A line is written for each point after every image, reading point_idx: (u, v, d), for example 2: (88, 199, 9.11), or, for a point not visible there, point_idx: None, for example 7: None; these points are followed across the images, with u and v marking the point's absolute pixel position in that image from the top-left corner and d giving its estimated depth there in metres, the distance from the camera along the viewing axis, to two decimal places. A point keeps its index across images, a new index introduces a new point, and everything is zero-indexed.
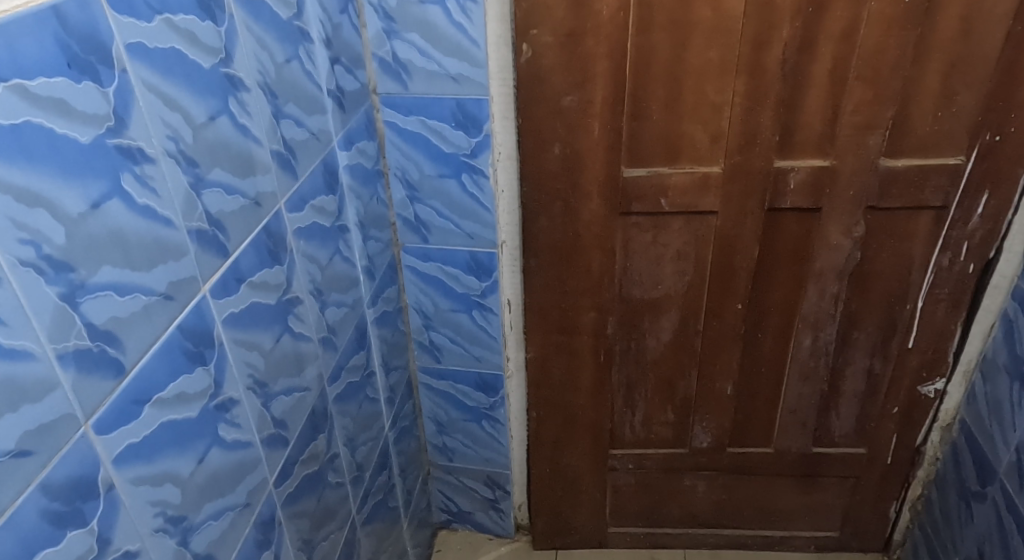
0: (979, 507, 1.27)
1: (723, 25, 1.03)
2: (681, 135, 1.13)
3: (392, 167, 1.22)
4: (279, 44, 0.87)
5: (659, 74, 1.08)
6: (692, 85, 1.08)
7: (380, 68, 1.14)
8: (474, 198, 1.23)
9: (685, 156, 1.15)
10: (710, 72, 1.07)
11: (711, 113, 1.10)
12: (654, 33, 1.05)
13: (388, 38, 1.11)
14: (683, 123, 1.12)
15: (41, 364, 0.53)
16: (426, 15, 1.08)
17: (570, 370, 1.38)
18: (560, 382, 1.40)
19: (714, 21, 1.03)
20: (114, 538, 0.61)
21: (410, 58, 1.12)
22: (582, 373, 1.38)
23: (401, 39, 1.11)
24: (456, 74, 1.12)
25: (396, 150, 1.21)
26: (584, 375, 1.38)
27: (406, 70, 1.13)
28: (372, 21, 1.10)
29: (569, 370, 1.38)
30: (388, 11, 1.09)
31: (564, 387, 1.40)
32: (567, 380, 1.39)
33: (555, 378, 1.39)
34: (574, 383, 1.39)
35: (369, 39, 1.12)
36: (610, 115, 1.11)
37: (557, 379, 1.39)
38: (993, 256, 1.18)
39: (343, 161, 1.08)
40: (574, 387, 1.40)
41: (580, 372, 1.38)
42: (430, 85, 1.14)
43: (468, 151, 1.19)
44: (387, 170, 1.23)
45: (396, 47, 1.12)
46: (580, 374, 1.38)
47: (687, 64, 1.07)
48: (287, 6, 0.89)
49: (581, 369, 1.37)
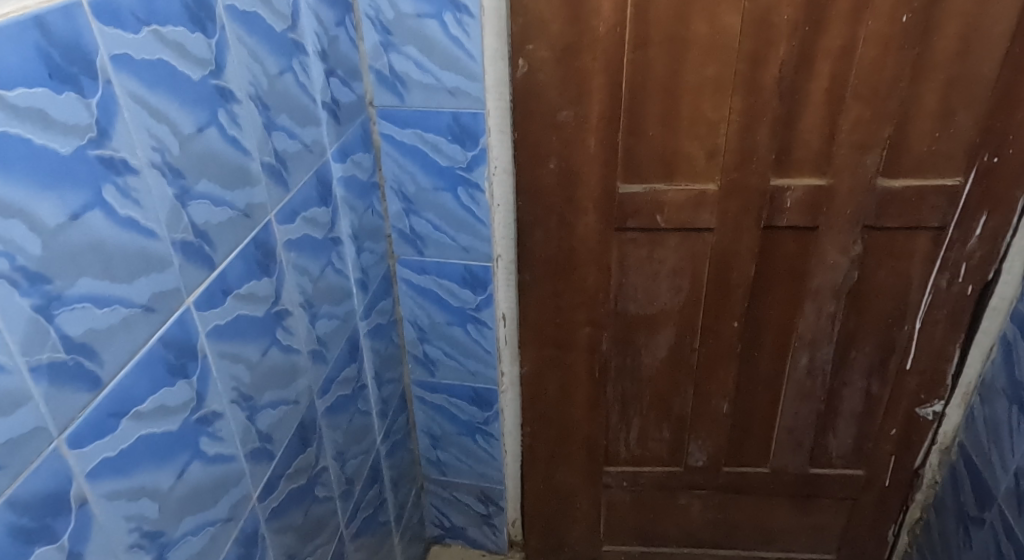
0: (977, 533, 1.25)
1: (719, 42, 1.03)
2: (677, 151, 1.13)
3: (388, 180, 1.23)
4: (272, 56, 0.87)
5: (655, 90, 1.08)
6: (688, 100, 1.08)
7: (377, 80, 1.15)
8: (469, 211, 1.23)
9: (681, 173, 1.14)
10: (706, 89, 1.07)
11: (707, 129, 1.10)
12: (650, 49, 1.05)
13: (385, 51, 1.13)
14: (679, 139, 1.11)
15: (12, 377, 0.53)
16: (423, 28, 1.10)
17: (563, 388, 1.38)
18: (554, 399, 1.39)
19: (711, 38, 1.03)
20: (86, 553, 0.60)
21: (406, 71, 1.13)
22: (576, 391, 1.38)
23: (398, 52, 1.12)
24: (453, 87, 1.13)
25: (392, 163, 1.22)
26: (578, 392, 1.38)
27: (402, 83, 1.15)
28: (369, 34, 1.12)
29: (563, 387, 1.37)
30: (385, 24, 1.10)
31: (558, 403, 1.40)
32: (562, 397, 1.39)
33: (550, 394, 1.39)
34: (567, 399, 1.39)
35: (366, 51, 1.13)
36: (606, 131, 1.12)
37: (549, 395, 1.39)
38: (992, 277, 1.16)
39: (338, 173, 1.08)
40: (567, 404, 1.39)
41: (575, 391, 1.37)
42: (426, 98, 1.15)
43: (463, 164, 1.20)
44: (384, 182, 1.23)
45: (393, 60, 1.13)
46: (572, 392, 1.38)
47: (684, 81, 1.07)
48: (281, 18, 0.89)
49: (575, 388, 1.37)
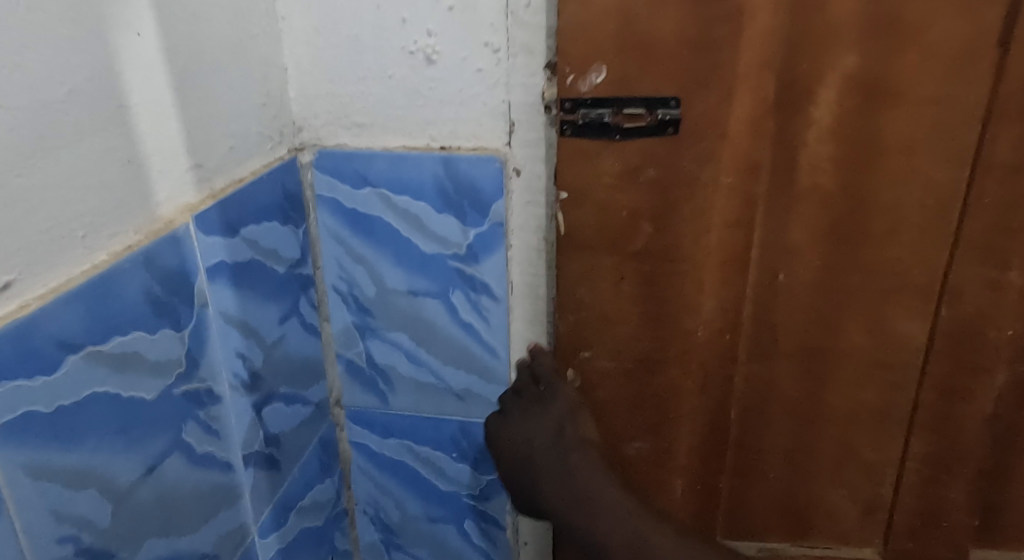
0: None
1: (888, 361, 0.63)
2: (814, 504, 0.70)
3: (360, 502, 0.83)
4: (127, 452, 0.48)
5: (780, 420, 0.67)
6: (835, 435, 0.67)
7: (348, 373, 0.77)
8: (483, 551, 0.82)
9: (821, 533, 0.71)
10: (864, 422, 0.66)
11: (866, 477, 0.68)
12: (778, 363, 0.65)
13: (361, 336, 0.75)
14: (818, 486, 0.69)
15: None
16: (419, 311, 0.72)
17: (577, 438, 0.65)
18: (535, 404, 0.67)
19: (875, 353, 0.63)
20: None
21: (392, 364, 0.75)
22: (589, 466, 0.64)
23: (381, 338, 0.74)
24: (461, 390, 0.75)
25: (365, 480, 0.82)
26: (594, 477, 0.64)
27: (385, 379, 0.76)
28: (338, 313, 0.74)
29: (573, 414, 0.66)
30: (362, 302, 0.73)
31: (535, 445, 0.66)
32: (581, 508, 0.63)
33: (561, 485, 0.64)
34: (578, 503, 0.63)
35: (332, 336, 0.75)
36: (701, 471, 0.70)
37: (541, 380, 0.67)
38: None
39: (269, 549, 0.68)
40: (571, 498, 0.64)
41: (589, 457, 0.65)
42: (421, 401, 0.76)
43: (475, 491, 0.79)
44: (353, 503, 0.83)
45: (373, 349, 0.75)
46: (590, 478, 0.64)
47: (829, 407, 0.66)
48: (151, 382, 0.50)
49: (592, 454, 0.65)
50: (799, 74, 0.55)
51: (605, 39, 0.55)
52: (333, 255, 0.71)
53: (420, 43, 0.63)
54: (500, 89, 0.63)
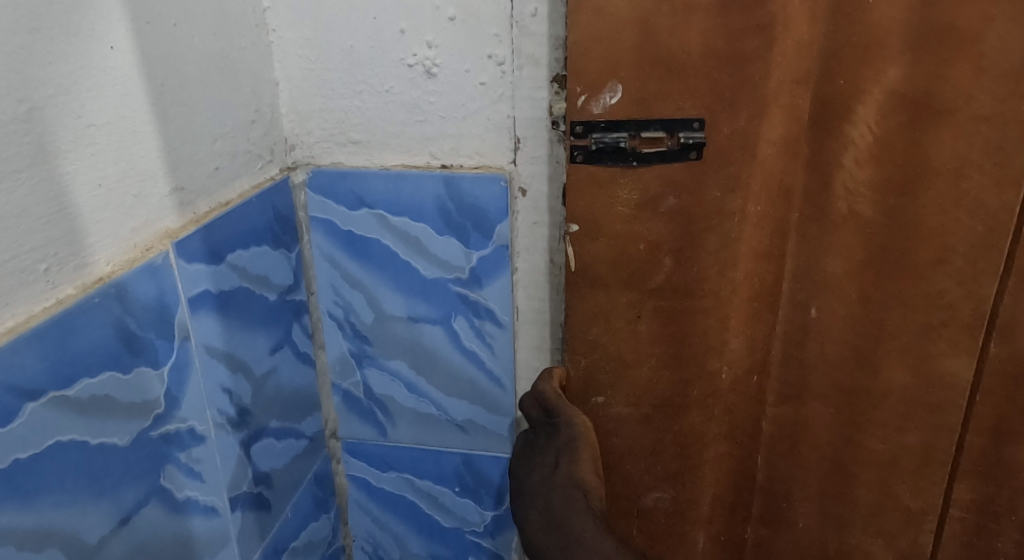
0: None
1: (931, 400, 0.57)
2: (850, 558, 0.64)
3: (358, 538, 0.78)
4: (96, 505, 0.45)
5: (812, 463, 0.62)
6: (871, 480, 0.61)
7: (343, 404, 0.72)
8: None
9: None
10: (906, 468, 0.60)
11: (906, 528, 0.62)
12: (811, 404, 0.60)
13: (358, 364, 0.70)
14: (851, 535, 0.63)
15: None
16: (419, 338, 0.67)
17: (568, 474, 0.55)
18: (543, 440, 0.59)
19: (918, 392, 0.57)
20: None
21: (391, 394, 0.70)
22: (569, 502, 0.53)
23: (378, 367, 0.69)
24: (464, 421, 0.70)
25: (364, 516, 0.77)
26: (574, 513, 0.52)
27: (384, 410, 0.71)
28: (333, 340, 0.69)
29: (572, 450, 0.56)
30: (359, 328, 0.68)
31: (531, 484, 0.57)
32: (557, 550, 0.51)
33: (546, 531, 0.53)
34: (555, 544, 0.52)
35: (327, 364, 0.71)
36: (726, 522, 0.65)
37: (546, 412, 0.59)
38: None
39: None
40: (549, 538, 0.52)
41: (574, 494, 0.53)
42: (422, 433, 0.71)
43: (479, 527, 0.74)
44: (351, 540, 0.79)
45: (370, 378, 0.70)
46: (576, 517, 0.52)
47: (866, 453, 0.60)
48: (124, 427, 0.47)
49: (582, 494, 0.53)
50: (836, 90, 0.51)
51: (622, 53, 0.50)
52: (327, 279, 0.67)
53: (419, 55, 0.58)
54: (505, 103, 0.58)
